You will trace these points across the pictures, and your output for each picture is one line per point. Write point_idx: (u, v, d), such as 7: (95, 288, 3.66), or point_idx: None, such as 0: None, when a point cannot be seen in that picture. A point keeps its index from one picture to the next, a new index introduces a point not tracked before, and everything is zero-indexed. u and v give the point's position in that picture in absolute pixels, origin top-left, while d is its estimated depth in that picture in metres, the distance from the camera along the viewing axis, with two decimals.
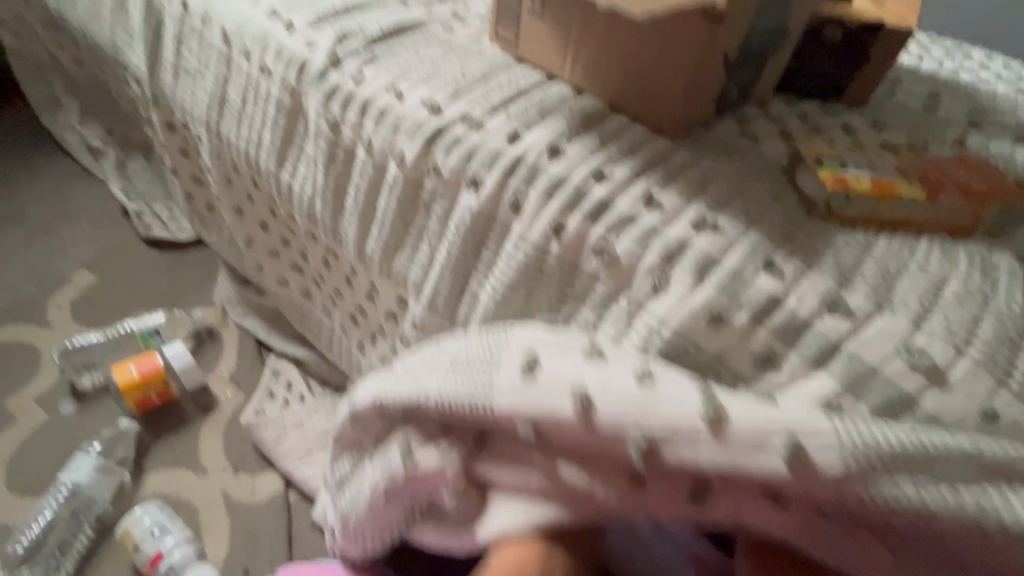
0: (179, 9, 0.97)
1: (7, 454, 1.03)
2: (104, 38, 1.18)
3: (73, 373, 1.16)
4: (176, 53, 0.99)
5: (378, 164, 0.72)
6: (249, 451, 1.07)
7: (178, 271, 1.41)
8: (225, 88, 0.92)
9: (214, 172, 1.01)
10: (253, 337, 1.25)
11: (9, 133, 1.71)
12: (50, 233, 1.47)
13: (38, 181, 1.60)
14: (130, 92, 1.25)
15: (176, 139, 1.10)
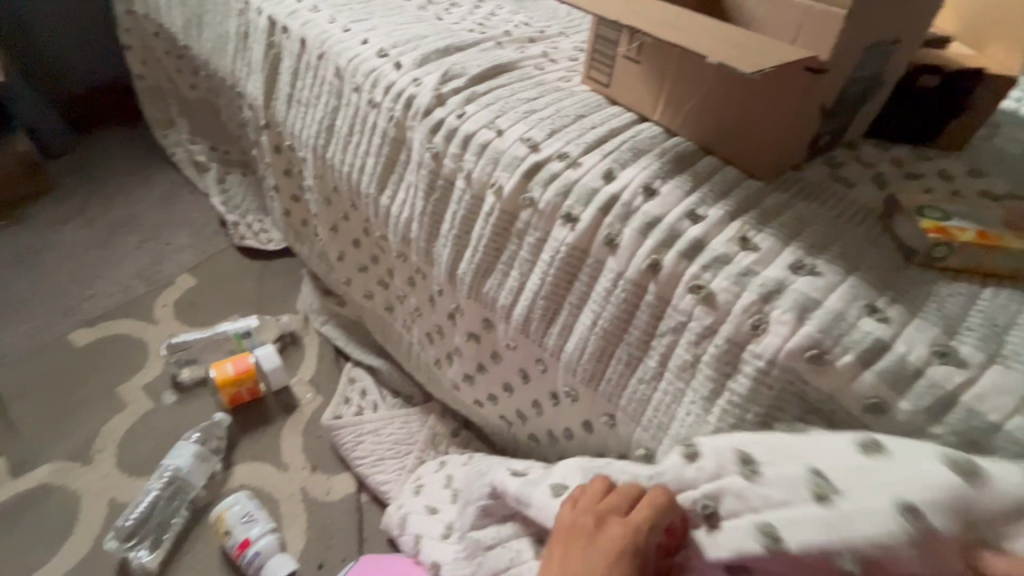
0: (298, 47, 1.08)
1: (118, 436, 1.14)
2: (225, 69, 1.32)
3: (175, 367, 1.27)
4: (291, 86, 1.10)
5: (478, 194, 0.78)
6: (326, 452, 1.14)
7: (266, 279, 1.53)
8: (334, 119, 1.01)
9: (315, 193, 1.11)
10: (332, 345, 1.34)
11: (126, 147, 1.91)
12: (158, 238, 1.63)
13: (149, 191, 1.78)
14: (241, 117, 1.38)
15: (282, 160, 1.21)
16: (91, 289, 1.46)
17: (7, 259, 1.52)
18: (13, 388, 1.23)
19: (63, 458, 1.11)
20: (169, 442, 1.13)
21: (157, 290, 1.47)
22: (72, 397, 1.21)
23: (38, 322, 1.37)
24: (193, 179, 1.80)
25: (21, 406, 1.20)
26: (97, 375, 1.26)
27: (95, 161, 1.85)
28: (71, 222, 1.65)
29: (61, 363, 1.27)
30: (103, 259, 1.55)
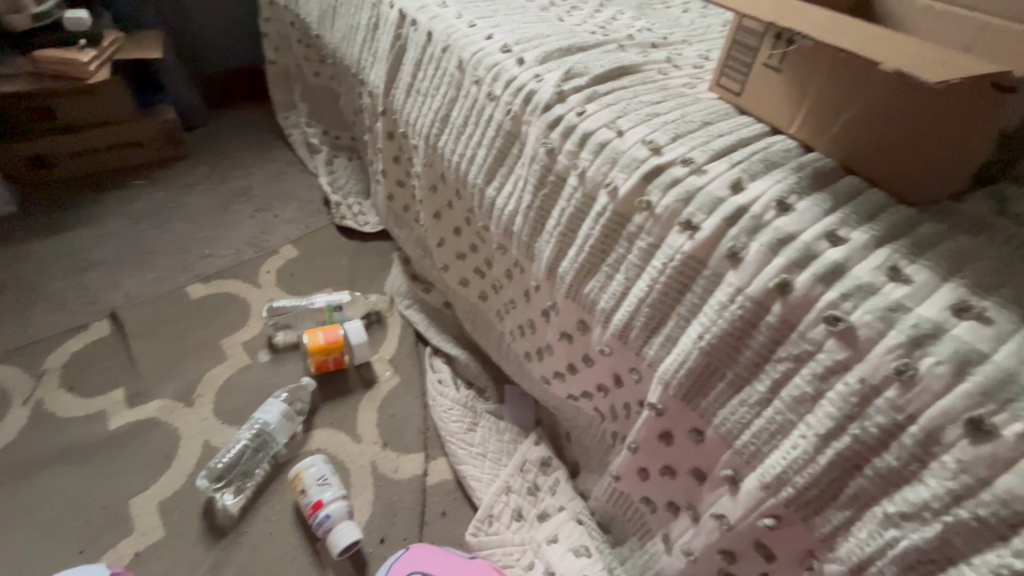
0: (424, 39, 1.12)
1: (217, 385, 1.23)
2: (351, 58, 1.40)
3: (272, 329, 1.36)
4: (412, 76, 1.15)
5: (590, 193, 0.77)
6: (398, 432, 1.18)
7: (359, 258, 1.60)
8: (450, 109, 1.04)
9: (421, 180, 1.15)
10: (414, 329, 1.38)
11: (251, 125, 2.09)
12: (270, 210, 1.76)
13: (266, 167, 1.93)
14: (359, 103, 1.46)
15: (392, 146, 1.27)
16: (208, 248, 1.60)
17: (143, 214, 1.70)
18: (135, 324, 1.34)
19: (169, 396, 1.20)
20: (260, 398, 1.21)
21: (263, 257, 1.59)
22: (183, 342, 1.32)
23: (161, 272, 1.51)
24: (305, 160, 1.94)
25: (140, 342, 1.30)
26: (205, 326, 1.36)
27: (224, 135, 2.04)
28: (198, 187, 1.82)
29: (176, 311, 1.39)
30: (221, 223, 1.69)
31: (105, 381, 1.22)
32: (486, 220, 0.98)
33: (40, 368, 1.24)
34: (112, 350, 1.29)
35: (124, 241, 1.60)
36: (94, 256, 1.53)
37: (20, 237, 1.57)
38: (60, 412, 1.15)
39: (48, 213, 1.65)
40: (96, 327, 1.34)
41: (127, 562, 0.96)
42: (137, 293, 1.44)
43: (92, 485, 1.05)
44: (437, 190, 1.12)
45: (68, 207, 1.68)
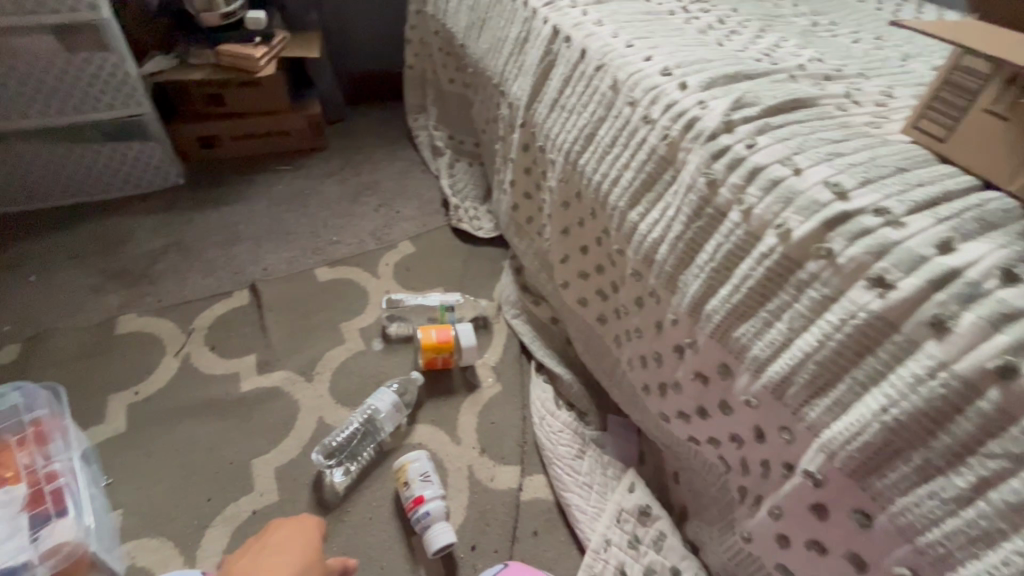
0: (577, 56, 1.12)
1: (334, 366, 1.31)
2: (494, 69, 1.44)
3: (387, 320, 1.42)
4: (558, 91, 1.15)
5: (754, 232, 0.72)
6: (496, 441, 1.18)
7: (471, 262, 1.64)
8: (597, 128, 1.03)
9: (554, 195, 1.15)
10: (519, 339, 1.39)
11: (383, 124, 2.23)
12: (393, 205, 1.86)
13: (392, 164, 2.04)
14: (494, 113, 1.50)
15: (526, 159, 1.28)
16: (336, 235, 1.71)
17: (284, 197, 1.86)
18: (270, 298, 1.46)
19: (293, 369, 1.29)
20: (371, 385, 1.27)
21: (383, 249, 1.67)
22: (309, 320, 1.41)
23: (295, 252, 1.64)
24: (429, 161, 2.03)
25: (273, 315, 1.42)
26: (329, 309, 1.46)
27: (359, 131, 2.18)
28: (332, 177, 1.96)
29: (305, 290, 1.50)
30: (349, 213, 1.81)
31: (241, 346, 1.33)
32: (623, 244, 0.95)
33: (190, 325, 1.38)
34: (249, 317, 1.41)
35: (267, 219, 1.75)
36: (242, 231, 1.69)
37: (184, 205, 1.78)
38: (204, 367, 1.28)
39: (208, 187, 1.86)
40: (238, 295, 1.47)
41: (245, 518, 1.03)
42: (273, 269, 1.57)
43: (223, 440, 1.14)
44: (569, 206, 1.12)
45: (224, 184, 1.88)
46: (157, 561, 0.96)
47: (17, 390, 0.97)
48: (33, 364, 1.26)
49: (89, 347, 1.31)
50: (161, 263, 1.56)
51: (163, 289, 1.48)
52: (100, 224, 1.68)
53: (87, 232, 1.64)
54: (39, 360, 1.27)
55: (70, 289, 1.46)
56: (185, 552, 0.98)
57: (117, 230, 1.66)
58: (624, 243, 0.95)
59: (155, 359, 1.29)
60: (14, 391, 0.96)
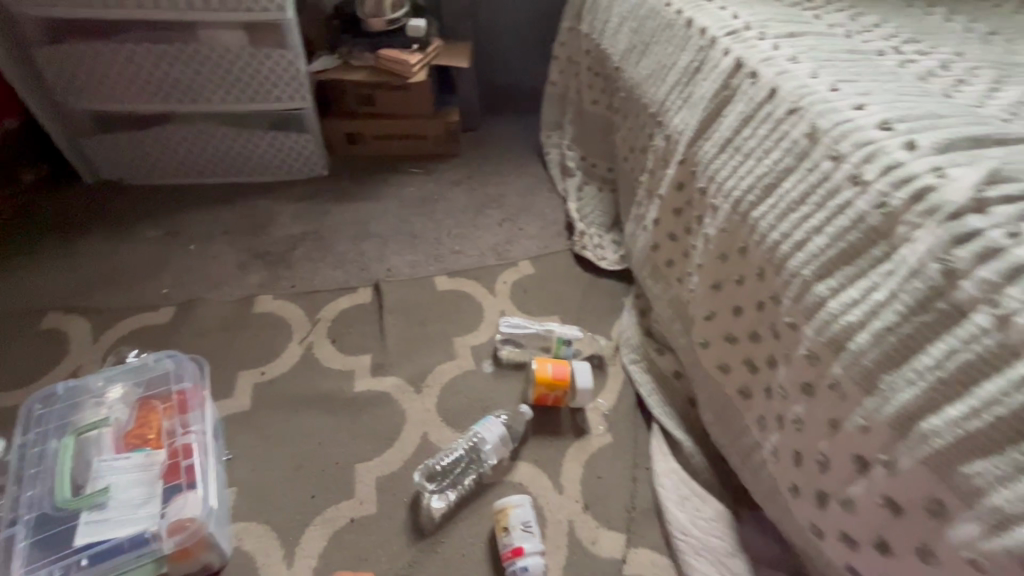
0: (763, 94, 0.99)
1: (443, 381, 1.29)
2: (652, 97, 1.35)
3: (499, 342, 1.38)
4: (732, 130, 1.04)
5: (1012, 344, 0.58)
6: (602, 499, 1.09)
7: (590, 293, 1.56)
8: (780, 178, 0.90)
9: (710, 244, 1.03)
10: (635, 388, 1.28)
11: (515, 138, 2.22)
12: (516, 221, 1.83)
13: (520, 179, 2.02)
14: (643, 142, 1.41)
15: (678, 198, 1.18)
16: (458, 245, 1.71)
17: (413, 199, 1.90)
18: (391, 300, 1.48)
19: (404, 377, 1.28)
20: (477, 409, 1.23)
21: (502, 266, 1.64)
22: (423, 329, 1.41)
23: (418, 256, 1.65)
24: (556, 180, 1.98)
25: (391, 318, 1.43)
26: (443, 320, 1.44)
27: (490, 142, 2.19)
28: (460, 186, 1.97)
29: (423, 297, 1.50)
30: (472, 224, 1.80)
31: (359, 345, 1.36)
32: (796, 320, 0.82)
33: (316, 315, 1.43)
34: (369, 316, 1.44)
35: (395, 220, 1.80)
36: (372, 228, 1.75)
37: (324, 196, 1.88)
38: (324, 360, 1.31)
39: (347, 182, 1.95)
40: (361, 292, 1.51)
41: (343, 525, 1.02)
42: (396, 270, 1.60)
43: (332, 437, 1.15)
44: (727, 260, 1.00)
45: (361, 180, 1.96)
46: (260, 549, 0.98)
47: (170, 357, 1.03)
48: (181, 329, 1.37)
49: (229, 321, 1.40)
50: (298, 250, 1.65)
51: (297, 275, 1.56)
52: (252, 205, 1.82)
53: (241, 211, 1.78)
54: (186, 326, 1.38)
55: (220, 263, 1.58)
56: (285, 546, 0.99)
57: (266, 213, 1.79)
58: (797, 315, 0.82)
59: (281, 342, 1.35)
60: (168, 357, 1.03)
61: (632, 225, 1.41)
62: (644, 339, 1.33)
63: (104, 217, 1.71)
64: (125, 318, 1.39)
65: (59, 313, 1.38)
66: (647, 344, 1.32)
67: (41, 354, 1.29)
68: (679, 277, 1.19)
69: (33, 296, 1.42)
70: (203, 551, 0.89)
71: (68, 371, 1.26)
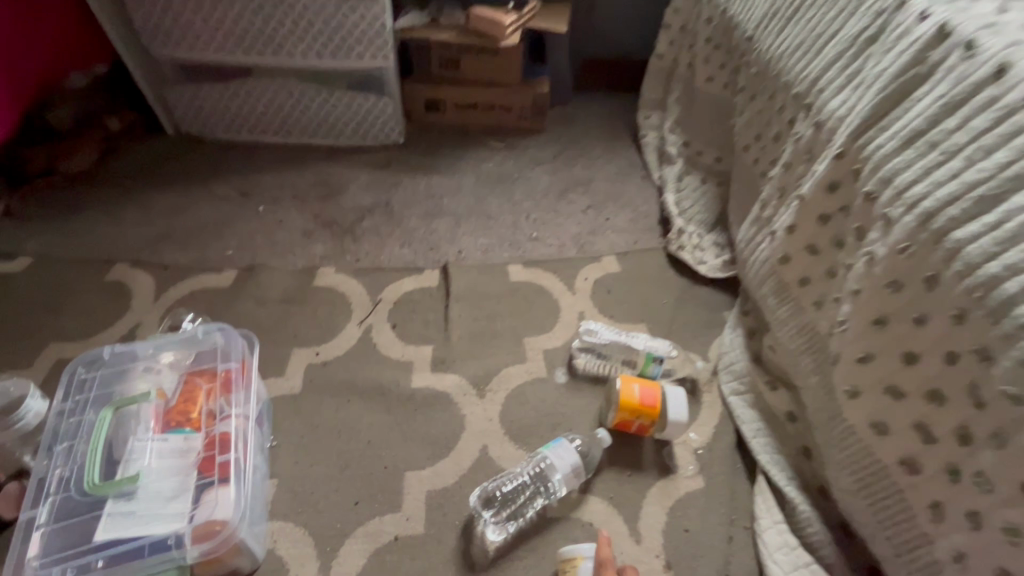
0: (984, 74, 0.73)
1: (509, 387, 1.13)
2: (797, 71, 1.08)
3: (576, 349, 1.20)
4: (928, 120, 0.78)
5: None
6: (689, 560, 0.91)
7: (684, 302, 1.34)
8: (1010, 192, 0.66)
9: (876, 268, 0.80)
10: (736, 425, 1.07)
11: (607, 117, 2.00)
12: (603, 210, 1.63)
13: (610, 163, 1.80)
14: (776, 129, 1.15)
15: (827, 202, 0.93)
16: (536, 232, 1.53)
17: (491, 177, 1.74)
18: (459, 286, 1.34)
19: (467, 378, 1.14)
20: (546, 425, 1.07)
21: (585, 260, 1.45)
22: (491, 324, 1.26)
23: (492, 240, 1.50)
24: (652, 167, 1.75)
25: (458, 307, 1.29)
26: (515, 315, 1.28)
27: (580, 120, 1.99)
28: (543, 166, 1.79)
29: (495, 286, 1.35)
30: (554, 209, 1.62)
31: (421, 334, 1.23)
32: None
33: (378, 295, 1.31)
34: (434, 302, 1.30)
35: (470, 198, 1.65)
36: (445, 205, 1.62)
37: (398, 166, 1.76)
38: (383, 346, 1.19)
39: (423, 152, 1.82)
40: (428, 274, 1.37)
41: (385, 543, 0.90)
42: (467, 254, 1.45)
43: (383, 437, 1.04)
44: (901, 291, 0.76)
45: (437, 152, 1.83)
46: (295, 556, 0.88)
47: (220, 330, 0.94)
48: (240, 295, 1.30)
49: (289, 292, 1.31)
50: (366, 221, 1.54)
51: (362, 249, 1.45)
52: (325, 169, 1.73)
53: (312, 175, 1.70)
54: (246, 292, 1.31)
55: (286, 228, 1.50)
56: (321, 557, 0.88)
57: (337, 179, 1.69)
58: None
59: (339, 322, 1.24)
60: (218, 330, 0.94)
61: (749, 229, 1.17)
62: (750, 368, 1.12)
63: (180, 170, 1.68)
64: (188, 277, 1.34)
65: (127, 266, 1.35)
66: (755, 374, 1.10)
67: (105, 307, 1.26)
68: (814, 302, 0.95)
69: (105, 246, 1.41)
70: (233, 556, 0.80)
71: (128, 327, 1.23)
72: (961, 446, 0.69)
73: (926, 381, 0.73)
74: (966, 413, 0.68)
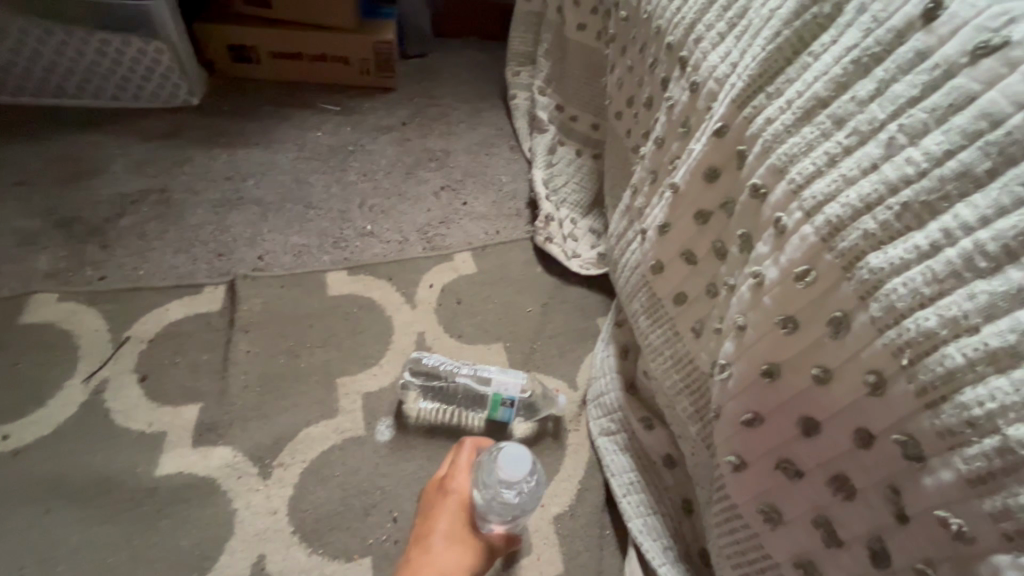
0: (887, 26, 0.51)
1: (311, 457, 0.82)
2: (671, 12, 0.81)
3: (410, 392, 0.91)
4: (833, 85, 0.54)
5: None
6: None
7: (551, 309, 1.09)
8: (953, 199, 0.43)
9: (764, 297, 0.56)
10: (603, 475, 0.87)
11: (472, 69, 1.64)
12: (462, 191, 1.31)
13: (472, 131, 1.47)
14: (650, 90, 0.89)
15: (707, 195, 0.69)
16: (371, 224, 1.19)
17: (318, 149, 1.35)
18: (251, 308, 0.98)
19: (245, 450, 0.81)
20: (355, 510, 0.78)
21: (431, 259, 1.14)
22: (294, 361, 0.92)
23: (309, 238, 1.14)
24: (521, 136, 1.44)
25: (246, 339, 0.94)
26: (328, 345, 0.95)
27: (439, 74, 1.61)
28: (390, 135, 1.41)
29: (306, 305, 1.01)
30: (396, 192, 1.28)
31: (185, 386, 0.87)
32: (971, 502, 0.41)
33: (126, 332, 0.93)
34: (209, 335, 0.94)
35: (285, 180, 1.25)
36: (249, 189, 1.22)
37: (185, 136, 1.31)
38: (120, 414, 0.84)
39: (223, 116, 1.38)
40: (208, 293, 0.99)
41: None
42: (272, 259, 1.08)
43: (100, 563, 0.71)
44: (794, 334, 0.53)
45: (245, 114, 1.39)
46: None
47: None
48: None
49: None
50: (127, 218, 1.12)
51: (114, 260, 1.04)
52: (75, 142, 1.25)
53: (54, 152, 1.22)
54: None
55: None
56: None
57: (91, 156, 1.22)
58: (985, 495, 0.40)
59: (60, 380, 0.87)
60: None
61: (620, 222, 0.93)
62: (624, 399, 0.89)
63: None
64: None
65: None
66: (627, 409, 0.88)
67: None
68: (692, 326, 0.73)
69: None
70: None
71: None
72: (875, 566, 0.48)
73: (830, 461, 0.52)
74: (883, 521, 0.47)
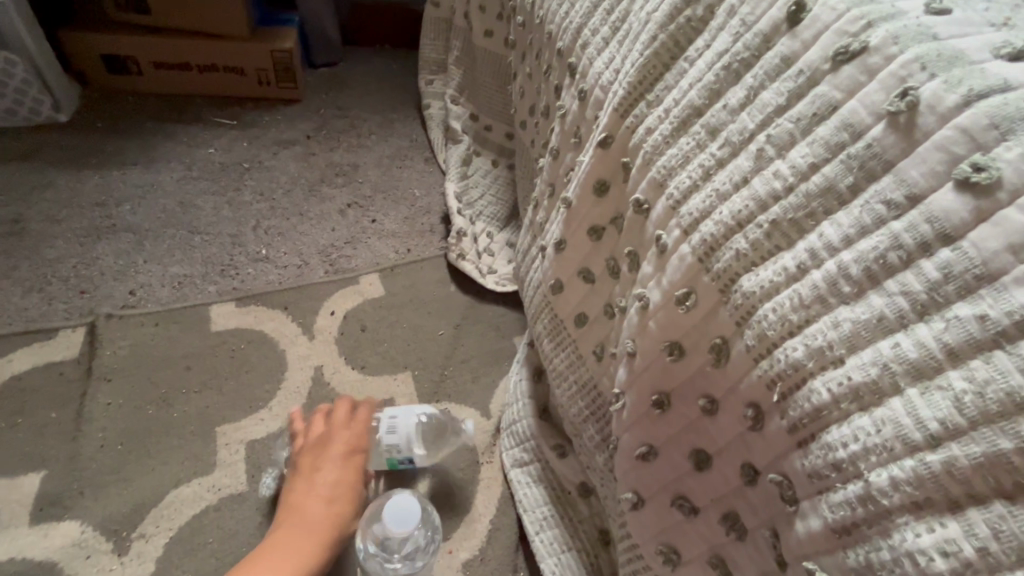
0: (753, 30, 0.48)
1: (177, 524, 0.76)
2: (561, 16, 0.77)
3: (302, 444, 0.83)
4: (707, 93, 0.51)
5: None
6: None
7: (465, 330, 1.02)
8: (818, 217, 0.40)
9: (649, 322, 0.51)
10: (517, 512, 0.81)
11: (383, 72, 1.52)
12: (370, 206, 1.21)
13: (384, 143, 1.35)
14: (548, 98, 0.85)
15: (597, 211, 0.65)
16: (266, 247, 1.09)
17: (208, 168, 1.21)
18: (117, 353, 0.89)
19: (96, 525, 0.76)
20: None
21: (333, 283, 1.05)
22: (165, 411, 0.85)
23: (192, 267, 1.03)
24: (437, 148, 1.34)
25: (110, 389, 0.86)
26: (209, 389, 0.87)
27: (347, 78, 1.50)
28: (291, 150, 1.29)
29: (185, 346, 0.91)
30: (296, 211, 1.17)
31: (26, 451, 0.80)
32: (837, 553, 0.38)
33: None
34: (63, 390, 0.86)
35: (166, 204, 1.13)
36: (124, 215, 1.09)
37: (49, 157, 1.17)
38: None
39: (97, 133, 1.24)
40: (63, 338, 0.90)
41: None
42: (146, 293, 0.98)
43: None
44: (678, 362, 0.49)
45: (122, 130, 1.25)
46: None
47: None
48: None
49: None
50: None
51: None
52: None
53: None
54: None
55: None
56: None
57: None
58: (851, 546, 0.37)
59: None
60: None
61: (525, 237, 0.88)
62: (537, 427, 0.83)
63: None
64: None
65: None
66: (540, 437, 0.83)
67: None
68: (593, 349, 0.68)
69: None
70: None
71: None
72: None
73: (721, 498, 0.48)
74: (769, 566, 0.44)
